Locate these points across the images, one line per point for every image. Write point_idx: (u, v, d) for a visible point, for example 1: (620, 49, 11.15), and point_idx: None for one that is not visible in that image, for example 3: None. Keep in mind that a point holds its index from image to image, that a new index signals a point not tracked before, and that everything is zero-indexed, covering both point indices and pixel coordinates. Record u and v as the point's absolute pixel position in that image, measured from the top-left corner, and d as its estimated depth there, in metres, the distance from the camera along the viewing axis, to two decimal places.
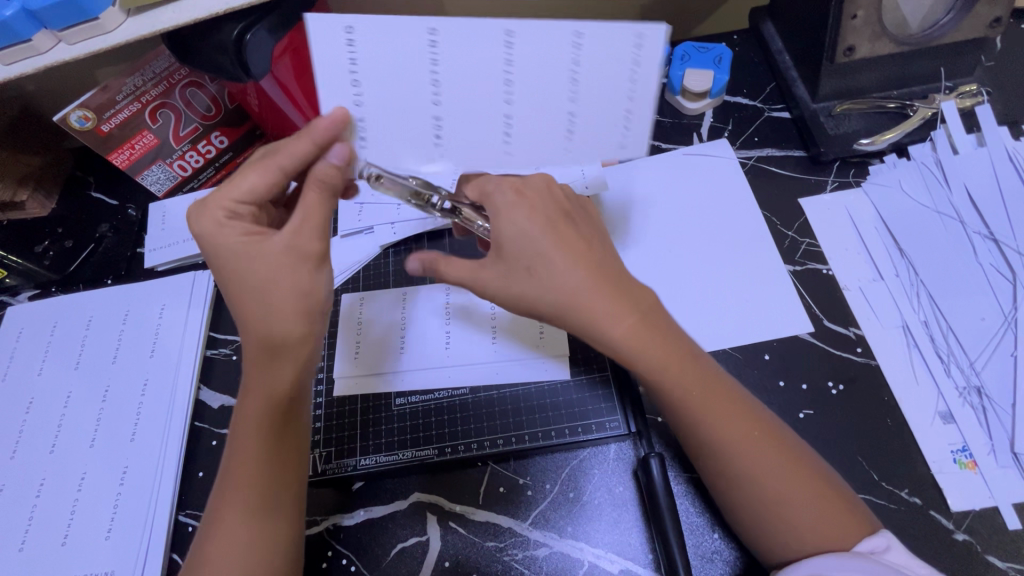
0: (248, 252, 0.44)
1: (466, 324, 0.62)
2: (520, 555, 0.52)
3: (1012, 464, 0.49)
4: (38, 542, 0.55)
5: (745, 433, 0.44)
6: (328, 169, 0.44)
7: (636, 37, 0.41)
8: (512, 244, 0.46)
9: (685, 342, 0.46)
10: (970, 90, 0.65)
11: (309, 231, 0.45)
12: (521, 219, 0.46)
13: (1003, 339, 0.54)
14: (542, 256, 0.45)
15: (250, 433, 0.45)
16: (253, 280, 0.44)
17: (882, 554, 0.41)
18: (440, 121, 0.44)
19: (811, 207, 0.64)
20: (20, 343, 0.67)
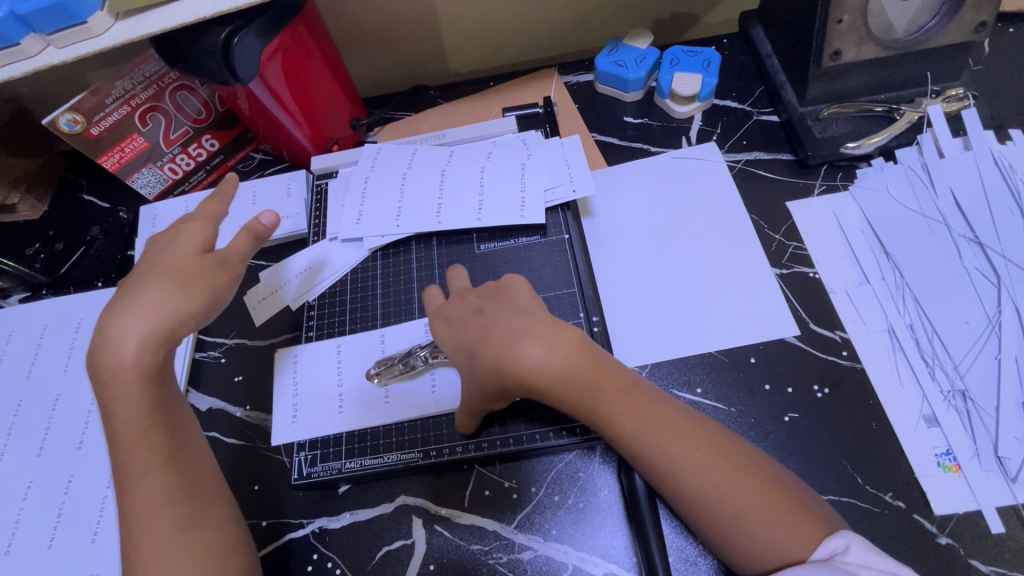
0: (149, 256, 0.50)
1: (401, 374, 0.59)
2: (505, 559, 0.52)
3: (995, 468, 0.49)
4: (25, 544, 0.56)
5: (698, 451, 0.44)
6: (253, 230, 0.51)
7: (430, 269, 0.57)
8: (459, 334, 0.49)
9: (619, 374, 0.46)
10: (956, 94, 0.65)
11: (235, 246, 0.51)
12: (458, 317, 0.50)
13: (987, 343, 0.54)
14: (479, 334, 0.48)
15: (135, 419, 0.46)
16: (137, 279, 0.48)
17: (842, 556, 0.40)
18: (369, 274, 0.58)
19: (799, 210, 0.65)
20: (9, 345, 0.67)
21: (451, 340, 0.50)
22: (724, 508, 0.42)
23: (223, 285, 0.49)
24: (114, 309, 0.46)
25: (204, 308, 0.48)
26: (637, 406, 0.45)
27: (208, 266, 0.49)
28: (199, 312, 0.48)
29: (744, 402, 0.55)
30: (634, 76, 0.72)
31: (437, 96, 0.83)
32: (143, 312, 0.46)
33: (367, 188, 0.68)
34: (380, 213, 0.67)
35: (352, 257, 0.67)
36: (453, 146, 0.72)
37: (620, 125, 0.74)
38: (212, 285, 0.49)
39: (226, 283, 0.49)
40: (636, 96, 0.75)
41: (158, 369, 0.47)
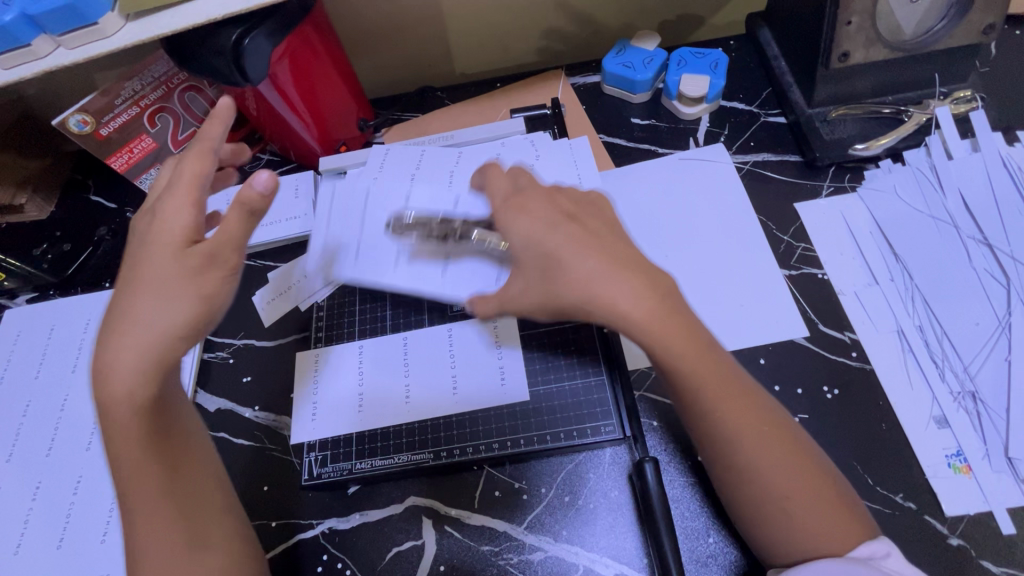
0: (138, 258, 0.44)
1: (418, 262, 0.59)
2: (515, 560, 0.52)
3: (1006, 470, 0.49)
4: (34, 544, 0.56)
5: (757, 429, 0.43)
6: (250, 195, 0.43)
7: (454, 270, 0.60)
8: (529, 240, 0.44)
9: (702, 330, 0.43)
10: (964, 95, 0.65)
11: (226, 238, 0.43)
12: (533, 217, 0.45)
13: (997, 344, 0.54)
14: (558, 252, 0.43)
15: (129, 445, 0.43)
16: (130, 290, 0.43)
17: (881, 560, 0.41)
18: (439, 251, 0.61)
19: (807, 212, 0.65)
20: (17, 345, 0.67)
21: (527, 237, 0.45)
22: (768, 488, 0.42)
23: (215, 288, 0.43)
24: (108, 328, 0.42)
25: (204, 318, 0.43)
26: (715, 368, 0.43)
27: (195, 271, 0.43)
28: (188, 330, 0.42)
29: None
30: (642, 77, 0.72)
31: (444, 98, 0.83)
32: (136, 331, 0.41)
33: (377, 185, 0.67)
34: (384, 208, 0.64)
35: None
36: (462, 145, 0.73)
37: (627, 126, 0.74)
38: (200, 294, 0.42)
39: (217, 284, 0.43)
40: (644, 98, 0.75)
41: (148, 400, 0.43)
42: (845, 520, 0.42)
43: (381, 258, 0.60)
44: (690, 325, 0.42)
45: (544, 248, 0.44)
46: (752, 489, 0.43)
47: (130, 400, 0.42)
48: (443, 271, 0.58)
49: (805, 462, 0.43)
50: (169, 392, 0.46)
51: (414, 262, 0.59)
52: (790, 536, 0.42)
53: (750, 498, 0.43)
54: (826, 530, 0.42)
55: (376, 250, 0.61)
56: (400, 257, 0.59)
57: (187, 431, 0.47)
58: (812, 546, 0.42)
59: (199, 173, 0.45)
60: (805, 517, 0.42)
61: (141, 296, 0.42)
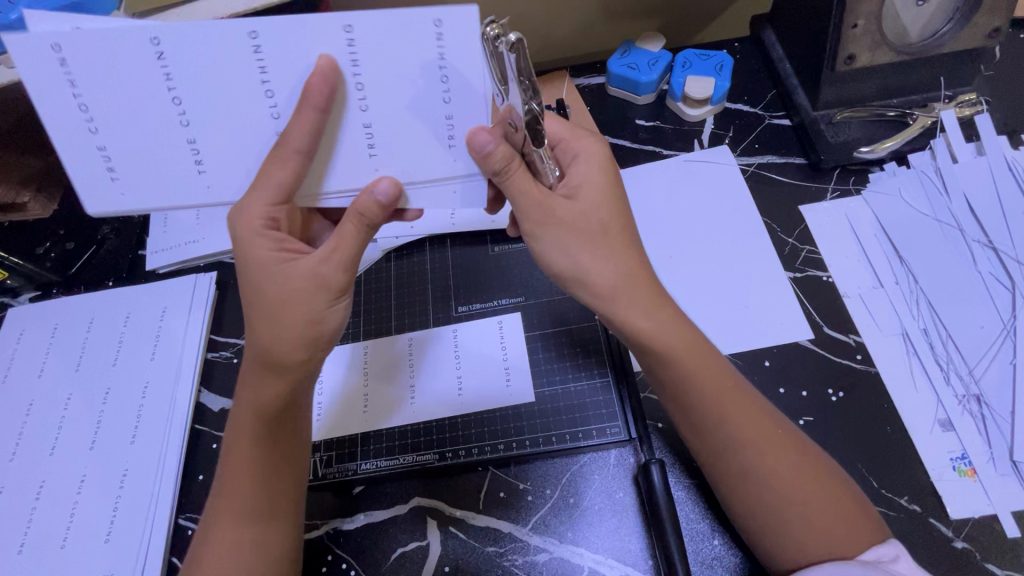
0: (264, 268, 0.43)
1: (354, 138, 0.42)
2: (521, 560, 0.52)
3: (1011, 472, 0.50)
4: (38, 543, 0.55)
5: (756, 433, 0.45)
6: (371, 206, 0.42)
7: (359, 88, 0.40)
8: (590, 197, 0.46)
9: (696, 337, 0.47)
10: (970, 98, 0.65)
11: (336, 261, 0.43)
12: (600, 179, 0.47)
13: (1003, 347, 0.54)
14: (621, 220, 0.46)
15: (240, 443, 0.46)
16: (267, 300, 0.43)
17: (890, 564, 0.41)
18: (371, 128, 0.42)
19: (811, 214, 0.65)
20: (20, 343, 0.67)
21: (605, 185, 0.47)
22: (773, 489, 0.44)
23: (326, 310, 0.44)
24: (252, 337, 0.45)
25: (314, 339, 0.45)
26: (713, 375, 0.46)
27: (308, 294, 0.43)
28: (307, 352, 0.45)
29: None
30: (647, 78, 0.72)
31: None
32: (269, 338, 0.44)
33: (389, 69, 0.39)
34: (379, 89, 0.40)
35: (366, 256, 0.68)
36: None
37: (631, 127, 0.74)
38: (317, 319, 0.44)
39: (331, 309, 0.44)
40: (648, 99, 0.75)
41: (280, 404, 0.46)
42: (858, 523, 0.43)
43: (145, 178, 0.43)
44: (693, 338, 0.46)
45: (599, 216, 0.45)
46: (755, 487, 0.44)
47: (260, 405, 0.46)
48: (373, 149, 0.42)
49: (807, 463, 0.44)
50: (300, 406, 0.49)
51: (353, 139, 0.42)
52: (789, 535, 0.43)
53: (754, 500, 0.44)
54: (833, 532, 0.42)
55: (135, 167, 0.43)
56: (195, 169, 0.43)
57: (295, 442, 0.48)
58: (820, 546, 0.42)
59: (299, 139, 0.40)
60: (812, 517, 0.43)
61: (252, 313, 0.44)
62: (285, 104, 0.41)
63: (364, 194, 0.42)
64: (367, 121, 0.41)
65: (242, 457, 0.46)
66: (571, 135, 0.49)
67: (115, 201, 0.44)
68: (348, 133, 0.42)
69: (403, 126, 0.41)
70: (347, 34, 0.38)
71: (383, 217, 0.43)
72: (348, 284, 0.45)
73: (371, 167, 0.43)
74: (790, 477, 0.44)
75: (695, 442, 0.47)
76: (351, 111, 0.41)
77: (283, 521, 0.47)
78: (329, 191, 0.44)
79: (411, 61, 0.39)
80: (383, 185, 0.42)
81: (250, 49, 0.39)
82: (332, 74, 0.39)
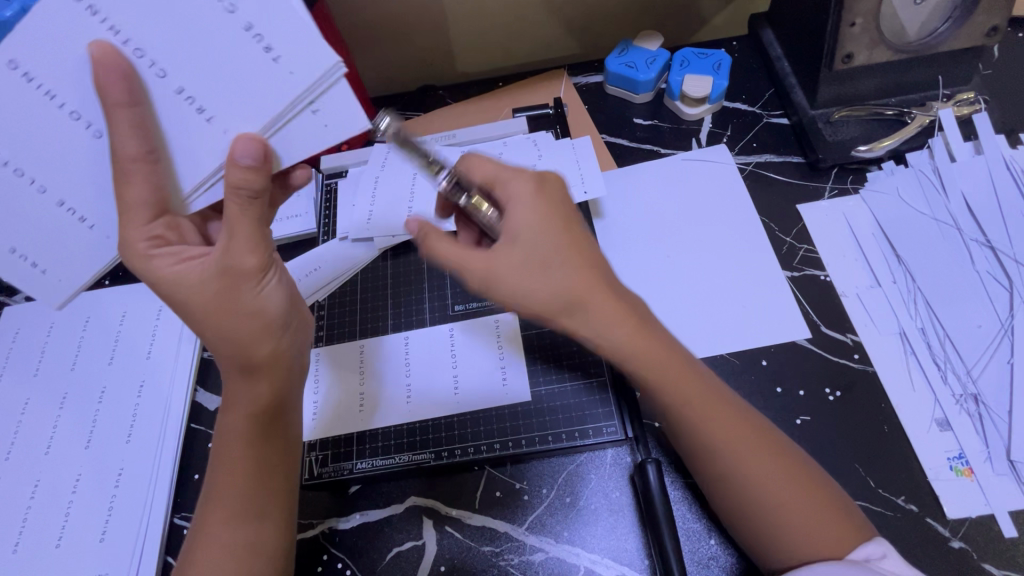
0: (178, 283, 0.42)
1: (183, 113, 0.38)
2: (516, 560, 0.51)
3: (1008, 472, 0.49)
4: (33, 543, 0.55)
5: (742, 442, 0.44)
6: (242, 174, 0.38)
7: (179, 91, 0.38)
8: (528, 239, 0.45)
9: (675, 349, 0.46)
10: (968, 97, 0.65)
11: (239, 247, 0.41)
12: (539, 216, 0.46)
13: (1000, 346, 0.54)
14: (560, 253, 0.45)
15: (225, 446, 0.46)
16: (196, 309, 0.42)
17: (877, 562, 0.41)
18: (208, 113, 0.38)
19: (809, 213, 0.65)
20: (16, 341, 0.67)
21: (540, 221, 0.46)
22: (759, 495, 0.43)
23: (255, 294, 0.43)
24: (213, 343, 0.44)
25: (268, 329, 0.44)
26: (695, 386, 0.45)
27: (229, 288, 0.42)
28: (272, 342, 0.44)
29: (756, 405, 0.55)
30: (645, 77, 0.72)
31: (445, 96, 0.83)
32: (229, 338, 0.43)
33: (179, 46, 0.37)
34: (182, 69, 0.37)
35: (362, 255, 0.68)
36: (463, 145, 0.73)
37: (629, 126, 0.74)
38: (250, 305, 0.43)
39: (257, 292, 0.43)
40: (646, 98, 0.74)
41: (256, 403, 0.45)
42: (847, 525, 0.43)
43: (61, 257, 0.43)
44: (670, 350, 0.46)
45: (539, 256, 0.45)
46: (739, 494, 0.44)
47: (245, 407, 0.45)
48: (207, 113, 0.39)
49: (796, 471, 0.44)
50: (285, 404, 0.48)
51: (181, 114, 0.38)
52: (775, 539, 0.43)
53: (737, 505, 0.44)
54: (820, 538, 0.42)
55: (47, 235, 0.42)
56: (86, 227, 0.42)
57: (281, 441, 0.48)
58: (808, 550, 0.42)
59: (128, 145, 0.37)
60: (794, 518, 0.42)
61: (198, 322, 0.43)
62: (85, 109, 0.38)
63: (228, 165, 0.38)
64: (178, 87, 0.38)
65: (224, 459, 0.46)
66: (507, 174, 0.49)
67: (56, 288, 0.44)
68: (184, 123, 0.39)
69: (244, 110, 0.39)
70: (97, 16, 0.36)
71: (264, 182, 0.39)
72: (262, 262, 0.43)
73: (219, 133, 0.39)
74: (768, 480, 0.43)
75: (683, 450, 0.47)
76: (161, 93, 0.38)
77: (278, 518, 0.47)
78: (192, 188, 0.41)
79: (212, 32, 0.37)
80: (240, 146, 0.38)
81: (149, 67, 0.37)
82: (113, 60, 0.36)
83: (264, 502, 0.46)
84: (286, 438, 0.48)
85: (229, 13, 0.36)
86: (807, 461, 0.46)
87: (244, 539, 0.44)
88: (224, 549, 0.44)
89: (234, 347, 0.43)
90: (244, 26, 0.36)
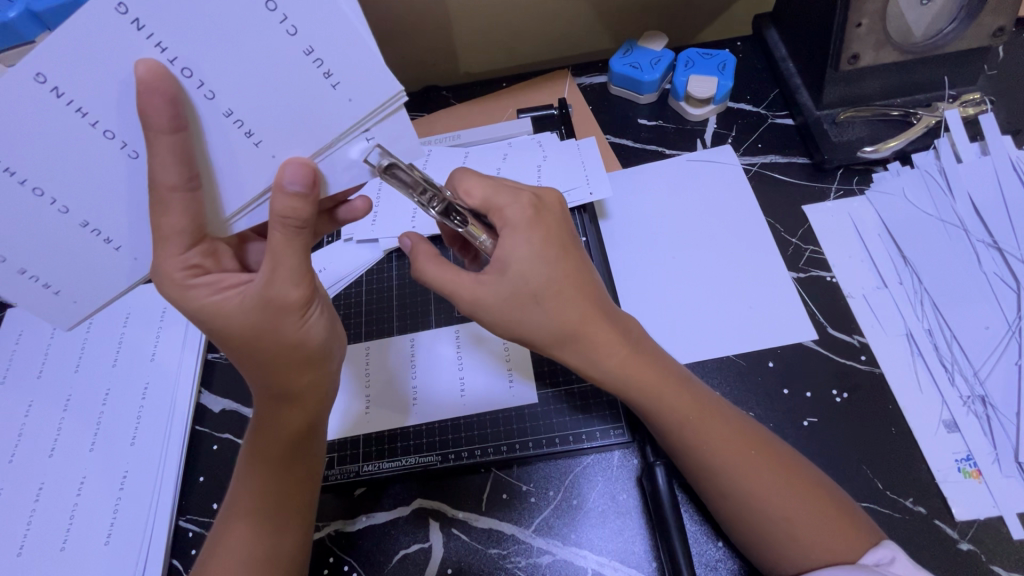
0: (218, 313, 0.41)
1: (229, 135, 0.37)
2: (524, 563, 0.51)
3: (1016, 474, 0.49)
4: (37, 546, 0.55)
5: (741, 454, 0.44)
6: (288, 202, 0.38)
7: (227, 112, 0.36)
8: (523, 270, 0.45)
9: (671, 369, 0.48)
10: (974, 98, 0.65)
11: (282, 280, 0.40)
12: (536, 245, 0.45)
13: (1007, 348, 0.54)
14: (553, 286, 0.45)
15: (251, 468, 0.46)
16: (236, 339, 0.42)
17: (888, 566, 0.41)
18: (257, 136, 0.37)
19: (814, 214, 0.64)
20: (19, 344, 0.67)
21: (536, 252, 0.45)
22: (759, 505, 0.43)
23: (297, 328, 0.43)
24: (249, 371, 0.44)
25: (307, 363, 0.44)
26: (695, 406, 0.46)
27: (272, 319, 0.41)
28: (306, 374, 0.45)
29: (762, 407, 0.55)
30: (649, 78, 0.71)
31: (449, 96, 0.82)
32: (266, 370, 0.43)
33: (221, 65, 0.34)
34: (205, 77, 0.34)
35: (367, 256, 0.68)
36: (468, 146, 0.72)
37: (634, 127, 0.74)
38: (292, 339, 0.43)
39: (300, 326, 0.43)
40: (650, 98, 0.74)
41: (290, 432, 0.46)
42: (849, 528, 0.43)
43: (80, 281, 0.41)
44: (664, 371, 0.47)
45: (532, 287, 0.45)
46: (739, 505, 0.44)
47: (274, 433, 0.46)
48: (255, 137, 0.37)
49: (798, 481, 0.44)
50: (315, 429, 0.48)
51: (228, 136, 0.37)
52: (779, 545, 0.43)
53: (737, 517, 0.44)
54: (824, 543, 0.42)
55: (62, 254, 0.40)
56: (111, 249, 0.40)
57: (306, 464, 0.48)
58: (814, 555, 0.42)
59: (167, 174, 0.35)
60: (796, 525, 0.42)
61: (234, 345, 0.43)
62: (120, 129, 0.35)
63: (276, 191, 0.38)
64: (226, 110, 0.35)
65: (251, 481, 0.46)
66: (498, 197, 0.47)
67: (71, 311, 0.43)
68: (227, 147, 0.37)
69: (289, 131, 0.37)
70: (142, 31, 0.32)
71: (311, 209, 0.39)
72: (306, 294, 0.42)
73: (267, 157, 0.38)
74: (769, 490, 0.43)
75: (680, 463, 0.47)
76: (209, 114, 0.35)
77: (302, 533, 0.47)
78: (233, 210, 0.40)
79: (256, 43, 0.34)
80: (290, 170, 0.37)
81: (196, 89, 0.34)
82: (159, 82, 0.33)
83: (282, 521, 0.46)
84: (314, 459, 0.49)
85: (290, 35, 0.34)
86: (807, 466, 0.46)
87: (260, 558, 0.44)
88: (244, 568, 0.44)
89: (274, 372, 0.44)
90: (286, 30, 0.33)
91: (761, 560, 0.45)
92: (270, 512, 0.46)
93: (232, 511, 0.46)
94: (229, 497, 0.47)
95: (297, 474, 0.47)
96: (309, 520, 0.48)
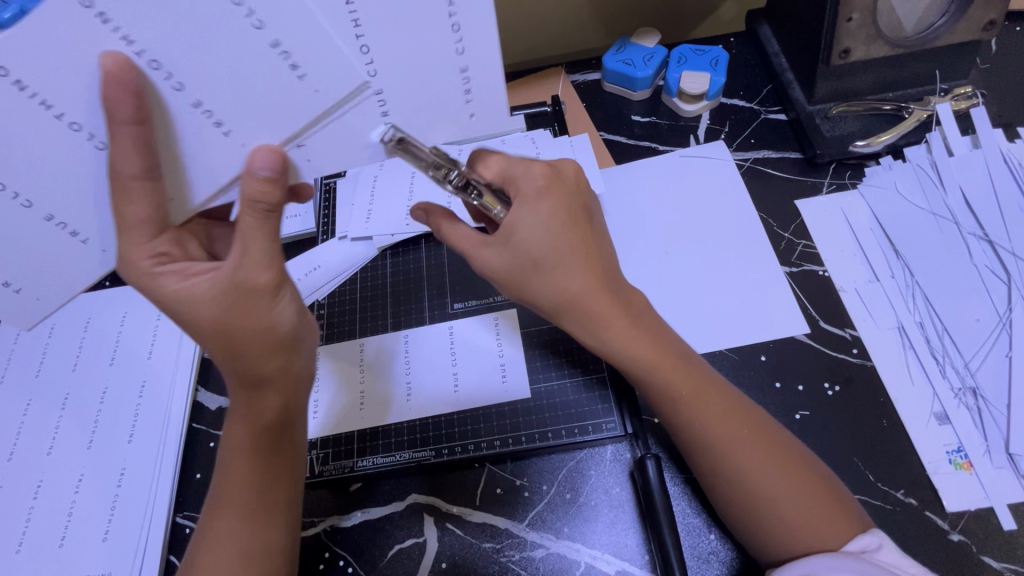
0: (188, 300, 0.41)
1: (199, 126, 0.37)
2: (517, 556, 0.52)
3: (1006, 465, 0.50)
4: (36, 543, 0.55)
5: (736, 432, 0.45)
6: (257, 185, 0.38)
7: (198, 104, 0.36)
8: (529, 236, 0.44)
9: (673, 345, 0.48)
10: (965, 91, 0.65)
11: (253, 263, 0.40)
12: (544, 214, 0.44)
13: (998, 340, 0.54)
14: (556, 256, 0.44)
15: (234, 457, 0.46)
16: (206, 326, 0.41)
17: (873, 553, 0.41)
18: (227, 126, 0.37)
19: (807, 209, 0.65)
20: (17, 344, 0.67)
21: (550, 216, 0.44)
22: (751, 484, 0.44)
23: (269, 311, 0.42)
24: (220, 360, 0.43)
25: (281, 345, 0.44)
26: (696, 381, 0.46)
27: (242, 304, 0.41)
28: (279, 358, 0.44)
29: (754, 400, 0.55)
30: (642, 74, 0.72)
31: None
32: (234, 357, 0.43)
33: (200, 64, 0.34)
34: (190, 74, 0.35)
35: (361, 254, 0.68)
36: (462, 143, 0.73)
37: (627, 124, 0.74)
38: (261, 323, 0.42)
39: (270, 308, 0.42)
40: (644, 95, 0.75)
41: (267, 419, 0.46)
42: (840, 514, 0.43)
43: (51, 273, 0.42)
44: (662, 344, 0.47)
45: (535, 256, 0.44)
46: (731, 483, 0.44)
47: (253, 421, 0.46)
48: (225, 127, 0.37)
49: (791, 461, 0.44)
50: (294, 411, 0.48)
51: (197, 129, 0.37)
52: (771, 531, 0.43)
53: (732, 499, 0.45)
54: (811, 523, 0.42)
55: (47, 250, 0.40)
56: (78, 240, 0.41)
57: (288, 449, 0.48)
58: (801, 541, 0.42)
59: (129, 164, 0.36)
60: (785, 510, 0.43)
61: (205, 336, 0.42)
62: (86, 121, 0.36)
63: (245, 176, 0.38)
64: (195, 101, 0.36)
65: (233, 472, 0.46)
66: (521, 162, 0.46)
67: (45, 302, 0.44)
68: (193, 136, 0.37)
69: (255, 121, 0.37)
70: (108, 25, 0.32)
71: (280, 195, 0.39)
72: (277, 277, 0.41)
73: (236, 146, 0.38)
74: (760, 470, 0.44)
75: (680, 440, 0.47)
76: (178, 106, 0.36)
77: (290, 523, 0.48)
78: (201, 199, 0.40)
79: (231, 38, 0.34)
80: (258, 156, 0.38)
81: (164, 81, 0.35)
82: (125, 75, 0.33)
83: (268, 512, 0.46)
84: (294, 443, 0.49)
85: (257, 28, 0.34)
86: (805, 453, 0.46)
87: (249, 550, 0.45)
88: (236, 560, 0.44)
89: (244, 360, 0.43)
90: (256, 24, 0.33)
91: (749, 542, 0.45)
92: (263, 504, 0.46)
93: (219, 505, 0.46)
94: (211, 491, 0.47)
95: (279, 462, 0.47)
96: (296, 508, 0.49)
